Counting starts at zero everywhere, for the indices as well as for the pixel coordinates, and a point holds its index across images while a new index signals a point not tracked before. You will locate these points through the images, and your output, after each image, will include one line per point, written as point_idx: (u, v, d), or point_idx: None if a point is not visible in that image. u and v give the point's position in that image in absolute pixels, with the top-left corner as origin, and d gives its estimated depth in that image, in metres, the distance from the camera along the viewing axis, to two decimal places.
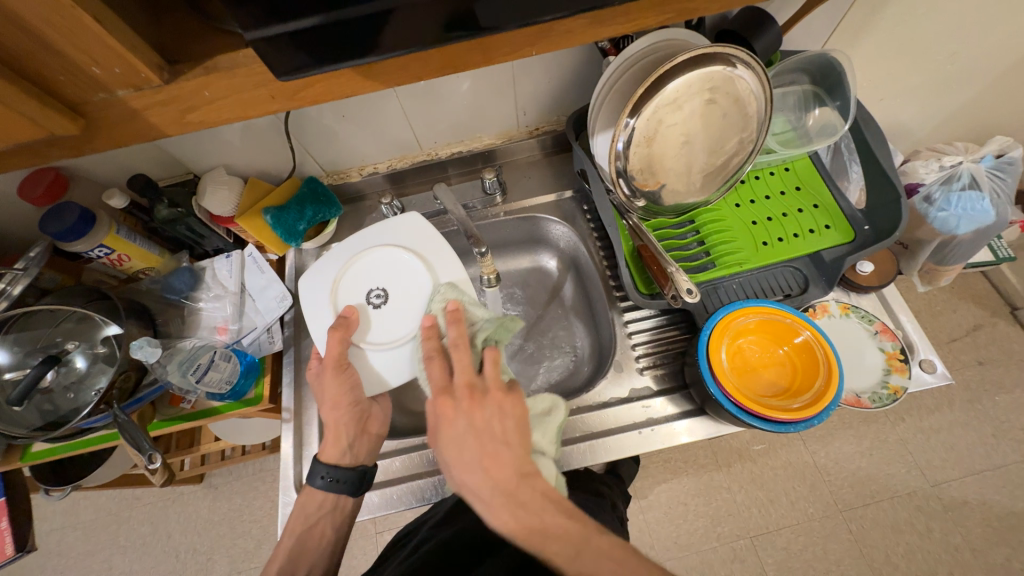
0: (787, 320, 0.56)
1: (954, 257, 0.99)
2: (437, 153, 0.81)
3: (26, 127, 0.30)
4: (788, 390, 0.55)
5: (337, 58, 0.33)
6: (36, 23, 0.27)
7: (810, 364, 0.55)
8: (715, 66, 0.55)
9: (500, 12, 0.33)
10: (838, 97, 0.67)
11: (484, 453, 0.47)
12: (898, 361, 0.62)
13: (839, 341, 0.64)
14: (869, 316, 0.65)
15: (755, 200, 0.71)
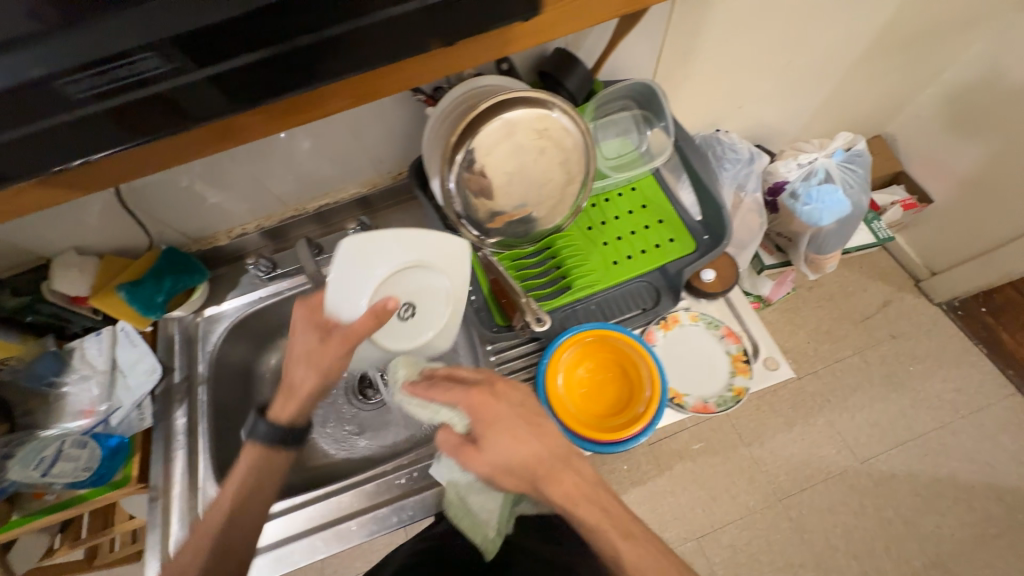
0: (618, 341, 0.60)
1: (829, 246, 1.04)
2: (304, 208, 0.83)
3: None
4: (625, 405, 0.59)
5: (31, 171, 0.40)
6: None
7: (637, 378, 0.59)
8: (523, 110, 0.60)
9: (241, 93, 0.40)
10: (662, 119, 0.71)
11: (530, 427, 0.53)
12: (742, 363, 0.66)
13: (689, 350, 0.68)
14: (715, 321, 0.69)
15: (605, 222, 0.74)
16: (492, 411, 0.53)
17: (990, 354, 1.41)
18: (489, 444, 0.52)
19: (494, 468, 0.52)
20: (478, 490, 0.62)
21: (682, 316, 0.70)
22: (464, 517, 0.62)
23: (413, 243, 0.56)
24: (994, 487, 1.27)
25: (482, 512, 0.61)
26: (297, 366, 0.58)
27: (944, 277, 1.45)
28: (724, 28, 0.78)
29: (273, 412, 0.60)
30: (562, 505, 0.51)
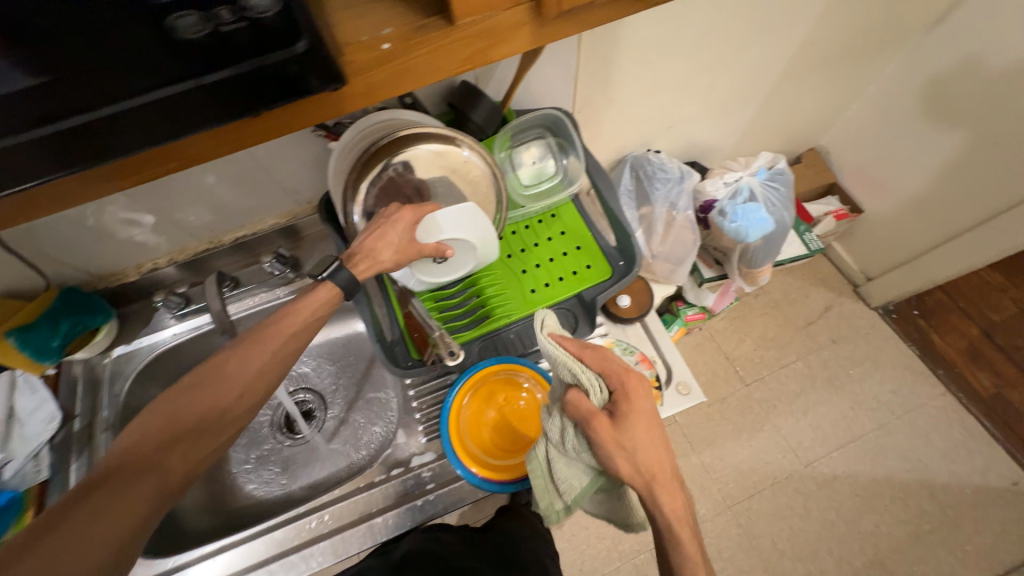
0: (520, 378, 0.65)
1: (759, 260, 1.07)
2: (221, 240, 0.80)
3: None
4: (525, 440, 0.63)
5: None
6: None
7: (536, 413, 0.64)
8: (422, 146, 0.60)
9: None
10: (574, 147, 0.72)
11: (647, 431, 0.51)
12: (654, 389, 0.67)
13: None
14: (630, 347, 0.69)
15: (524, 249, 0.74)
16: (640, 406, 0.51)
17: (923, 354, 1.47)
18: (619, 430, 0.50)
19: (618, 455, 0.49)
20: (562, 463, 0.55)
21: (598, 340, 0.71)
22: (542, 474, 0.56)
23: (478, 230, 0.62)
24: (928, 484, 1.32)
25: (564, 484, 0.55)
26: (379, 238, 0.58)
27: (878, 283, 1.50)
28: (633, 56, 0.79)
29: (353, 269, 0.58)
30: (656, 512, 0.50)
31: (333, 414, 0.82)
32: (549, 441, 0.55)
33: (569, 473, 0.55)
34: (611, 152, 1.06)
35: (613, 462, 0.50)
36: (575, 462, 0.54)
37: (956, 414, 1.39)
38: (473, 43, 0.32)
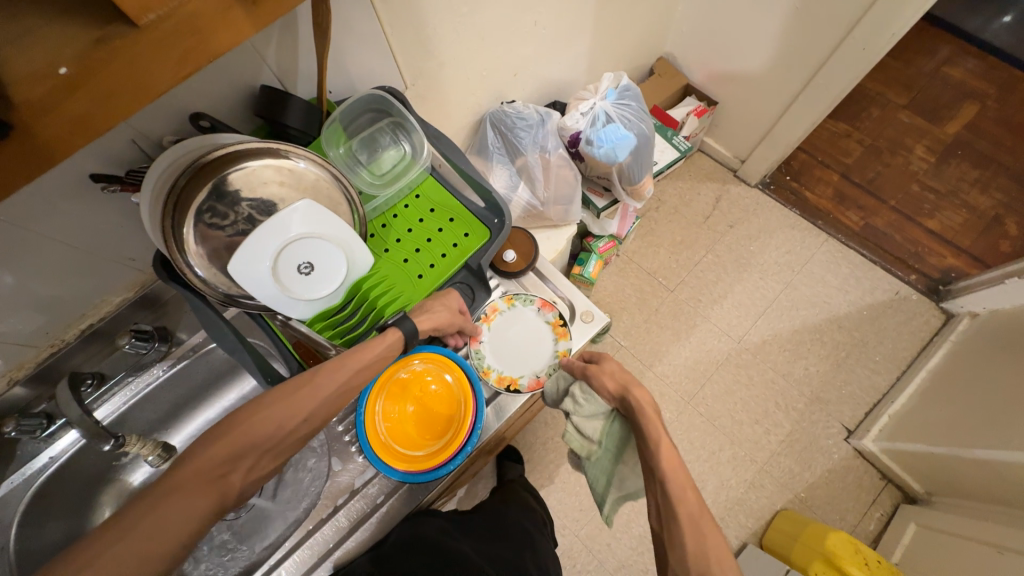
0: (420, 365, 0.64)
1: (637, 176, 1.13)
2: (64, 338, 0.69)
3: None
4: (446, 420, 0.63)
5: None
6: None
7: (450, 391, 0.64)
8: (244, 168, 0.57)
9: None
10: (411, 123, 0.70)
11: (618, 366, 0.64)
12: (562, 328, 0.73)
13: (515, 329, 0.74)
14: (530, 298, 0.75)
15: (400, 239, 0.72)
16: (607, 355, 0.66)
17: (802, 212, 1.64)
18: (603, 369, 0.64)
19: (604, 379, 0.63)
20: (583, 425, 0.62)
21: (500, 301, 0.74)
22: (575, 440, 0.62)
23: (344, 245, 0.62)
24: (834, 319, 1.51)
25: (591, 434, 0.62)
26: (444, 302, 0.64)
27: (750, 162, 1.64)
28: (443, 11, 0.77)
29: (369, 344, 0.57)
30: (640, 424, 0.58)
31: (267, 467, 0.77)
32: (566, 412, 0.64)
33: (593, 425, 0.62)
34: (469, 114, 1.04)
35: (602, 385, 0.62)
36: (589, 408, 0.62)
37: (841, 253, 1.58)
38: (176, 44, 0.29)
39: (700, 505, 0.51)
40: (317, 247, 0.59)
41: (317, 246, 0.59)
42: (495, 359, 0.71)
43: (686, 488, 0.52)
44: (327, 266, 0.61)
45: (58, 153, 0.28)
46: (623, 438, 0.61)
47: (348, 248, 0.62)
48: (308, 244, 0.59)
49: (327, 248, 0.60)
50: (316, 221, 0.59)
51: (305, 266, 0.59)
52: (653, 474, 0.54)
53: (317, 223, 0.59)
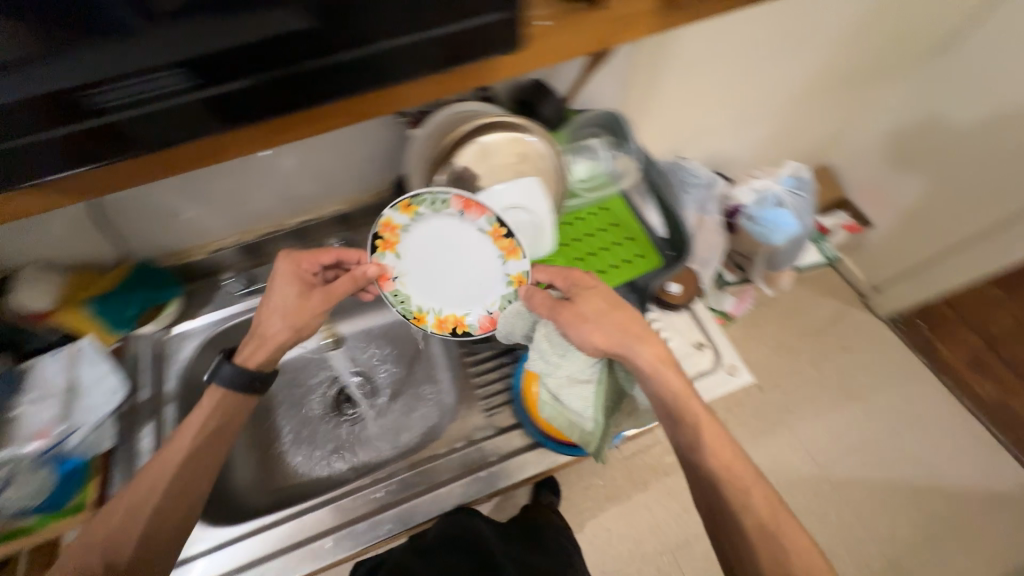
0: None
1: (782, 264, 1.13)
2: (285, 223, 0.83)
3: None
4: None
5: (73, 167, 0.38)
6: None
7: None
8: (497, 133, 0.66)
9: (150, 139, 0.38)
10: (628, 146, 0.78)
11: (628, 317, 0.63)
12: (507, 241, 0.63)
13: (436, 236, 0.64)
14: (439, 198, 0.60)
15: (579, 240, 0.78)
16: (588, 295, 0.63)
17: (933, 365, 1.52)
18: (580, 316, 0.62)
19: (586, 330, 0.61)
20: (575, 390, 0.65)
21: (398, 215, 0.62)
22: (551, 402, 0.66)
23: (536, 225, 0.70)
24: (938, 489, 1.36)
25: (571, 400, 0.65)
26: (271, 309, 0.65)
27: (885, 294, 1.56)
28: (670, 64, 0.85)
29: (242, 356, 0.64)
30: (672, 397, 0.61)
31: (382, 399, 0.82)
32: (542, 373, 0.65)
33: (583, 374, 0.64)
34: None
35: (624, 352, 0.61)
36: (570, 368, 0.64)
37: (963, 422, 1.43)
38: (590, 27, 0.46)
39: (744, 465, 0.58)
40: (520, 220, 0.69)
41: (523, 218, 0.69)
42: (416, 290, 0.67)
43: (730, 460, 0.58)
44: (524, 237, 0.70)
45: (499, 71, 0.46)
46: (619, 386, 0.67)
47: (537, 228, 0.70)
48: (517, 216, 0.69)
49: (527, 221, 0.69)
50: (530, 198, 0.68)
51: (507, 233, 0.69)
52: (687, 455, 0.59)
53: (530, 201, 0.69)
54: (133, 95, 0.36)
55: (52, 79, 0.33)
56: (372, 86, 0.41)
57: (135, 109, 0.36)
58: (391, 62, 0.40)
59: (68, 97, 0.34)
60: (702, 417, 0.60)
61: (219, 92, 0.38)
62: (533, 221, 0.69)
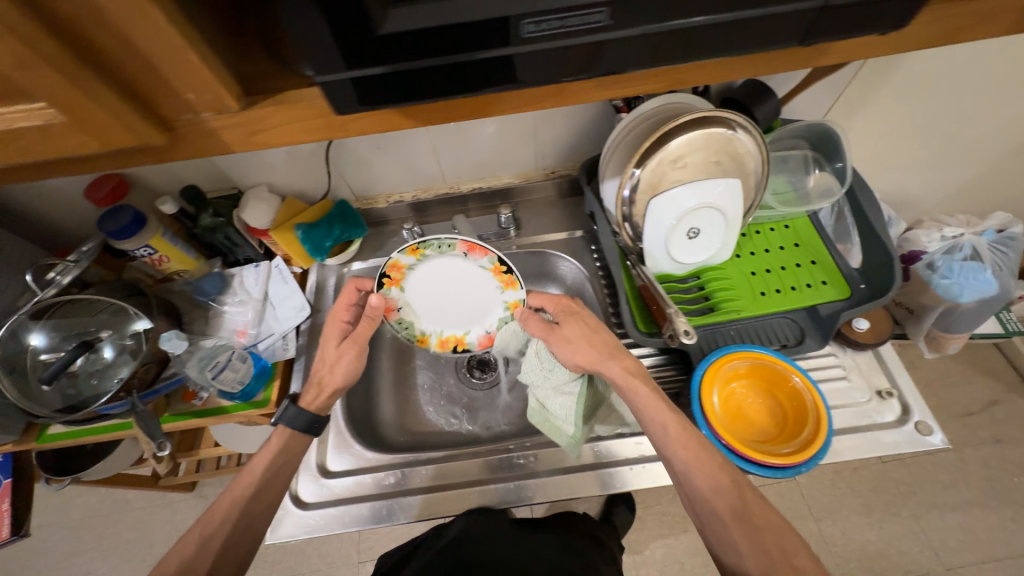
0: (778, 366, 0.59)
1: (959, 326, 0.99)
2: (458, 187, 0.86)
3: (92, 145, 0.32)
4: (778, 436, 0.57)
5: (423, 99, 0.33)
6: (85, 35, 0.27)
7: (801, 412, 0.57)
8: (714, 128, 0.61)
9: (539, 76, 0.32)
10: (835, 163, 0.71)
11: (595, 334, 0.61)
12: (506, 275, 0.67)
13: (438, 274, 0.69)
14: (447, 242, 0.67)
15: (756, 252, 0.74)
16: (573, 317, 0.62)
17: None
18: (562, 335, 0.61)
19: (565, 347, 0.60)
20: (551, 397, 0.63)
21: (405, 257, 0.67)
22: (541, 415, 0.63)
23: (726, 229, 0.67)
24: None
25: (562, 411, 0.61)
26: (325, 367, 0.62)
27: None
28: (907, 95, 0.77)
29: (305, 400, 0.60)
30: (647, 424, 0.55)
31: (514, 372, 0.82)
32: (533, 385, 0.65)
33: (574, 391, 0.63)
34: None
35: (602, 369, 0.57)
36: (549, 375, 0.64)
37: None
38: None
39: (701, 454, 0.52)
40: (714, 221, 0.66)
41: (717, 219, 0.66)
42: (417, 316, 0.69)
43: (698, 451, 0.52)
44: (709, 239, 0.68)
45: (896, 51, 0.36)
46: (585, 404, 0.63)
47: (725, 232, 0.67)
48: (712, 216, 0.66)
49: (719, 223, 0.66)
50: (729, 202, 0.65)
51: (695, 231, 0.67)
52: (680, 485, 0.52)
53: (729, 204, 0.65)
54: (556, 25, 0.29)
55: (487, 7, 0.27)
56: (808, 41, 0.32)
57: (551, 43, 0.29)
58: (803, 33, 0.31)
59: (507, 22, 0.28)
60: (662, 407, 0.55)
61: (644, 32, 0.30)
62: (724, 224, 0.66)
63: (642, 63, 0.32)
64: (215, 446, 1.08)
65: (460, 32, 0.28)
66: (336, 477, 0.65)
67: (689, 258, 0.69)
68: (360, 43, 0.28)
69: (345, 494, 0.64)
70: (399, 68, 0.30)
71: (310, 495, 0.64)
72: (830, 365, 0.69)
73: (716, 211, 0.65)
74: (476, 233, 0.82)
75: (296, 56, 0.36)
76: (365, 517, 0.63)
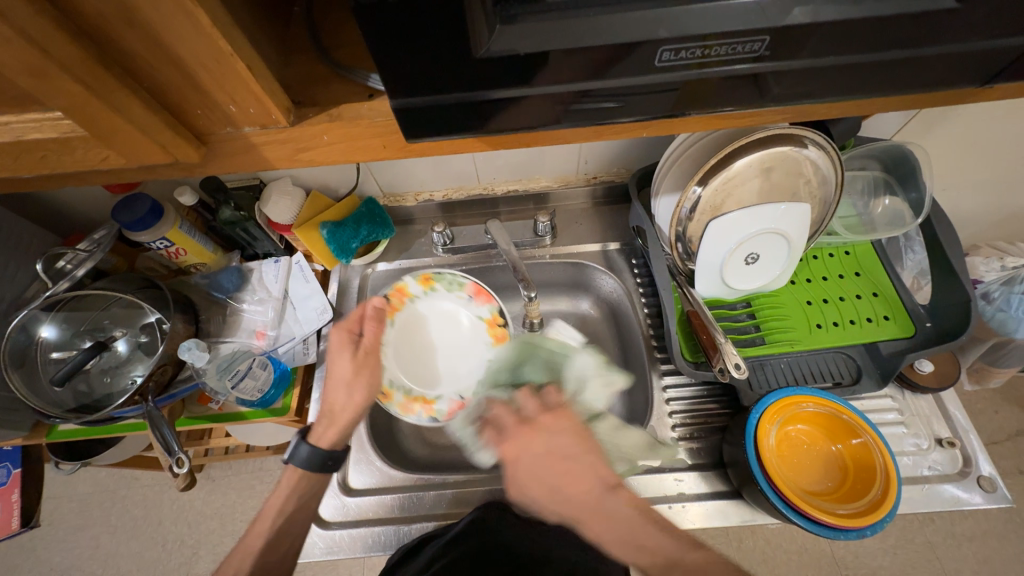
0: (844, 417, 0.56)
1: (1007, 360, 0.94)
2: (493, 189, 0.80)
3: (115, 161, 0.28)
4: (838, 492, 0.54)
5: (494, 124, 0.29)
6: (118, 40, 0.23)
7: (865, 468, 0.54)
8: (789, 147, 0.55)
9: (644, 110, 0.29)
10: (909, 189, 0.66)
11: (563, 472, 0.49)
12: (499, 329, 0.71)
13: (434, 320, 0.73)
14: (456, 282, 0.73)
15: (812, 280, 0.69)
16: (524, 461, 0.51)
17: None
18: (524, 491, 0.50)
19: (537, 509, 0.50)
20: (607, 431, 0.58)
21: (414, 284, 0.73)
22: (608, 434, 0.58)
23: (785, 255, 0.61)
24: None
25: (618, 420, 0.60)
26: (332, 393, 0.58)
27: None
28: (1001, 119, 0.68)
29: (316, 436, 0.56)
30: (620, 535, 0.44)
31: None
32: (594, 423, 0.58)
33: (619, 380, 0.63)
34: None
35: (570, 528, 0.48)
36: (600, 396, 0.59)
37: None
38: None
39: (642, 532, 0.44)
40: (775, 248, 0.60)
41: (780, 246, 0.60)
42: (395, 363, 0.69)
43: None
44: (767, 265, 0.62)
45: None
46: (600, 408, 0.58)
47: (783, 258, 0.61)
48: (774, 243, 0.59)
49: (780, 250, 0.60)
50: (796, 229, 0.59)
51: (754, 256, 0.61)
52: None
53: (797, 231, 0.59)
54: (696, 55, 0.26)
55: (612, 31, 0.24)
56: (925, 84, 0.29)
57: (679, 71, 0.26)
58: (932, 71, 0.28)
59: (611, 44, 0.25)
60: (599, 493, 0.47)
61: (772, 69, 0.27)
62: (785, 250, 0.60)
63: (759, 101, 0.29)
64: (225, 436, 1.05)
65: (574, 59, 0.25)
66: (357, 495, 0.62)
67: (741, 284, 0.63)
68: (435, 64, 0.24)
69: (368, 514, 0.61)
70: (493, 96, 0.27)
71: (331, 512, 0.62)
72: (885, 407, 0.65)
73: (780, 238, 0.59)
74: (511, 239, 0.76)
75: (351, 59, 0.32)
76: (389, 540, 0.60)
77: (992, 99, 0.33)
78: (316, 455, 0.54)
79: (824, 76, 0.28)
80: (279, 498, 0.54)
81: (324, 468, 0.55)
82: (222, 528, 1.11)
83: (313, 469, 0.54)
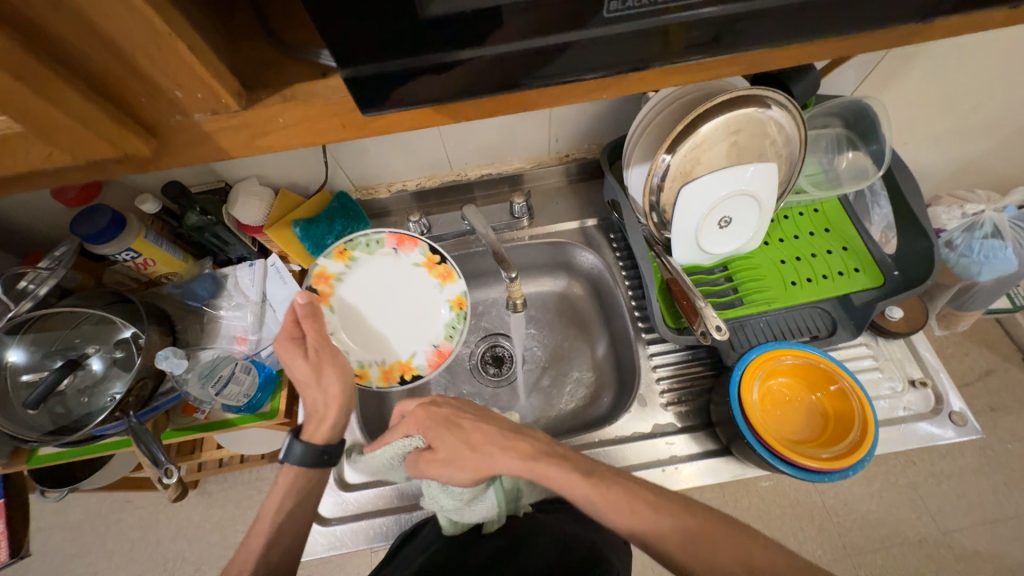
0: (822, 366, 0.58)
1: (973, 304, 0.98)
2: (467, 174, 0.79)
3: (60, 158, 0.27)
4: (820, 438, 0.56)
5: (452, 92, 0.28)
6: (45, 24, 0.22)
7: (844, 412, 0.56)
8: (754, 108, 0.56)
9: (601, 68, 0.29)
10: (871, 142, 0.68)
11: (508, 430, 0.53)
12: (441, 267, 0.72)
13: (366, 285, 0.72)
14: (377, 240, 0.71)
15: (784, 239, 0.71)
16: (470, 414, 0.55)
17: None
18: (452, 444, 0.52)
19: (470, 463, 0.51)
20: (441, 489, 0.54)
21: (333, 264, 0.70)
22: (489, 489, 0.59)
23: (756, 216, 0.62)
24: None
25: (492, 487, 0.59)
26: (307, 392, 0.57)
27: None
28: (954, 69, 0.70)
29: (307, 433, 0.56)
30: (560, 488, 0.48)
31: (530, 369, 0.78)
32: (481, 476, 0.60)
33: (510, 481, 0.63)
34: None
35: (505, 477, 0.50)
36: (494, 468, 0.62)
37: None
38: None
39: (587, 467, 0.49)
40: (746, 210, 0.61)
41: (750, 207, 0.61)
42: (352, 346, 0.69)
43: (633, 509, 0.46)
44: (740, 227, 0.63)
45: (972, 25, 0.33)
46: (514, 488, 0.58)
47: (754, 220, 0.62)
48: (745, 206, 0.60)
49: (751, 212, 0.61)
50: (766, 191, 0.60)
51: (726, 220, 0.61)
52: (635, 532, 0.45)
53: (766, 192, 0.60)
54: (646, 5, 0.26)
55: None
56: (868, 23, 0.30)
57: (631, 24, 0.27)
58: (873, 9, 0.29)
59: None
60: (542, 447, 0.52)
61: (721, 18, 0.27)
62: (756, 211, 0.61)
63: (712, 52, 0.29)
64: (217, 448, 1.03)
65: (523, 17, 0.25)
66: (355, 489, 0.62)
67: (716, 249, 0.64)
68: (384, 31, 0.24)
69: (368, 507, 0.61)
70: (449, 61, 0.26)
71: (330, 509, 0.61)
72: (861, 355, 0.67)
73: (750, 200, 0.60)
74: (488, 224, 0.75)
75: (300, 39, 0.31)
76: (391, 530, 0.61)
77: (934, 36, 0.34)
78: (311, 451, 0.55)
79: (772, 19, 0.28)
80: (275, 499, 0.53)
81: (321, 462, 0.55)
82: (224, 541, 1.09)
83: (311, 464, 0.54)
